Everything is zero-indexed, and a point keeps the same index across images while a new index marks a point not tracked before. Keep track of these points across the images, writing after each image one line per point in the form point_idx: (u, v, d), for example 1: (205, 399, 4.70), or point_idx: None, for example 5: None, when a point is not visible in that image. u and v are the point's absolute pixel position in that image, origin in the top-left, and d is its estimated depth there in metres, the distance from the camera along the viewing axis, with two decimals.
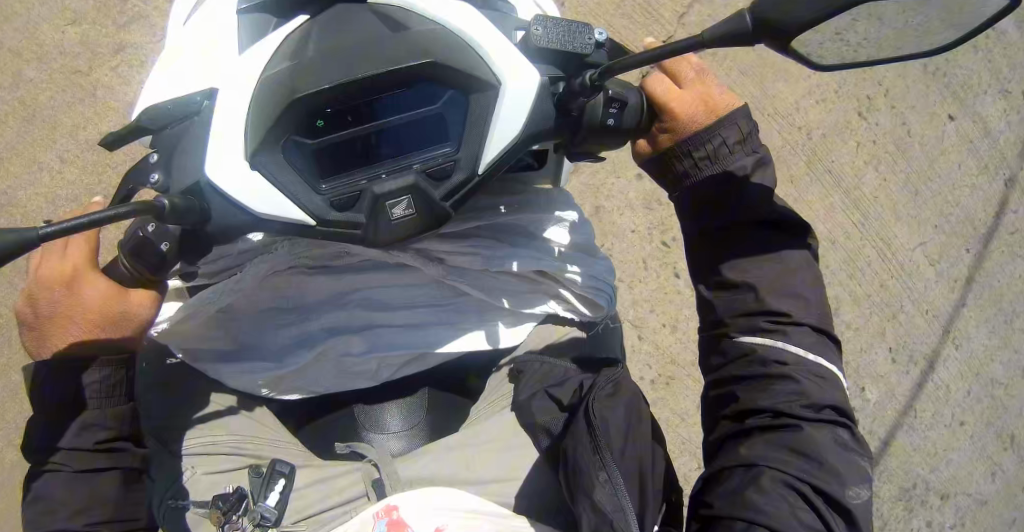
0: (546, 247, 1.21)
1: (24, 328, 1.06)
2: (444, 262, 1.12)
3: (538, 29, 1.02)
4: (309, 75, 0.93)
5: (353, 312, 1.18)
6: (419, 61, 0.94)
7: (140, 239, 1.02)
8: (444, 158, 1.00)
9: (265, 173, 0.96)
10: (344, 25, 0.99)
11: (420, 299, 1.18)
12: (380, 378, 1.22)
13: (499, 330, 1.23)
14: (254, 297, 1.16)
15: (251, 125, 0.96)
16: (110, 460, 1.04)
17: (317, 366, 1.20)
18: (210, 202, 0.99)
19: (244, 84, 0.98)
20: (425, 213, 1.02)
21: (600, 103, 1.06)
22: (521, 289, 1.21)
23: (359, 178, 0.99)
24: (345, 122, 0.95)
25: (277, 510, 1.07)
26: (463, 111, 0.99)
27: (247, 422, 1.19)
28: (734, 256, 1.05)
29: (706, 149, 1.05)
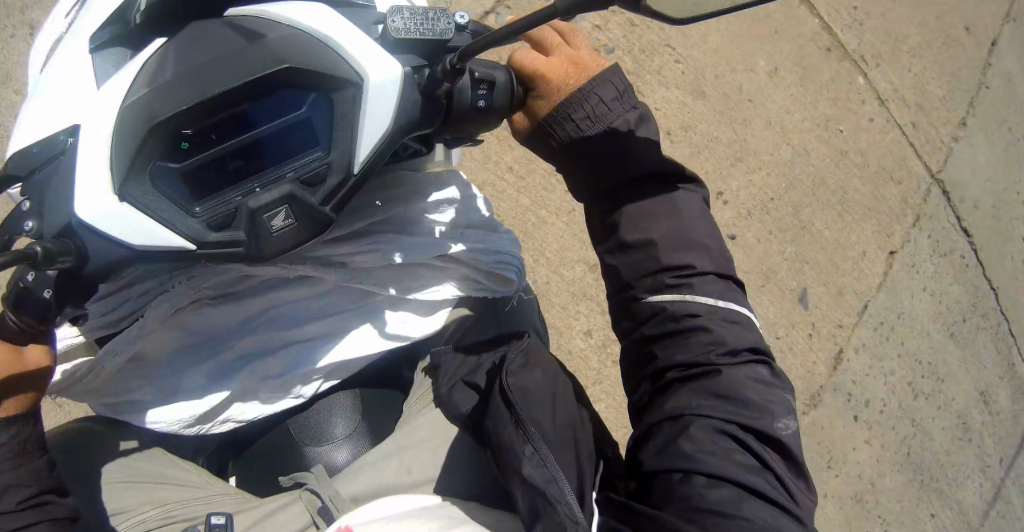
0: (427, 230, 1.17)
1: None
2: (344, 266, 1.12)
3: (395, 21, 0.96)
4: (164, 99, 0.85)
5: (266, 332, 1.17)
6: (270, 71, 0.86)
7: (21, 290, 0.91)
8: (317, 161, 0.92)
9: (134, 204, 0.86)
10: (200, 44, 0.91)
11: (328, 308, 1.18)
12: (302, 396, 1.22)
13: (413, 317, 1.24)
14: (161, 339, 1.11)
15: (111, 152, 0.86)
16: (37, 514, 0.95)
17: (247, 392, 1.20)
18: (87, 245, 0.88)
19: (104, 116, 0.87)
20: (306, 224, 0.94)
21: (468, 85, 1.04)
22: (433, 278, 1.22)
23: (234, 194, 0.91)
24: (209, 142, 0.88)
25: None
26: (329, 112, 0.91)
27: (166, 490, 1.16)
28: (623, 217, 1.16)
29: (586, 111, 1.11)
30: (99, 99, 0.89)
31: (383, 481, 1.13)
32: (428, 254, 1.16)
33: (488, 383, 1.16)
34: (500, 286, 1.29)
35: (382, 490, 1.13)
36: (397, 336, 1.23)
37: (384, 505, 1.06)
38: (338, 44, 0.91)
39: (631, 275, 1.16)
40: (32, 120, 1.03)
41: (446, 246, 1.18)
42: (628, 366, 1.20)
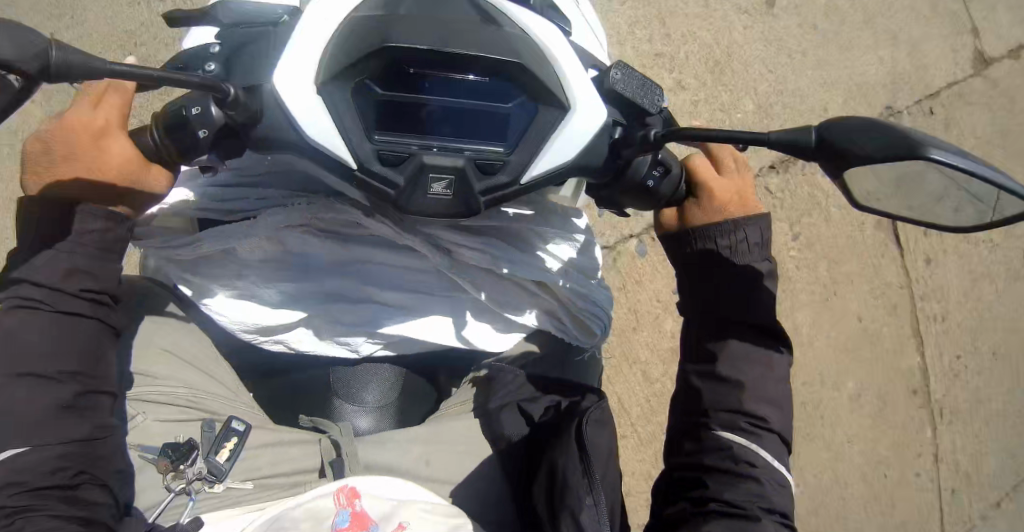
0: (536, 261, 1.19)
1: (29, 150, 0.90)
2: (451, 255, 1.15)
3: (616, 74, 1.00)
4: (403, 28, 0.86)
5: (353, 280, 1.19)
6: (506, 58, 0.88)
7: (180, 116, 0.90)
8: (497, 153, 0.94)
9: (325, 102, 0.87)
10: (441, 3, 0.92)
11: (423, 285, 1.21)
12: (360, 353, 1.25)
13: (491, 331, 1.27)
14: (258, 249, 1.14)
15: (329, 49, 0.87)
16: (92, 309, 0.91)
17: (313, 322, 1.21)
18: (264, 110, 0.89)
19: (331, 17, 0.88)
20: (459, 202, 0.96)
21: (647, 162, 1.07)
22: (523, 301, 1.24)
23: (411, 142, 0.90)
24: (420, 87, 0.88)
25: (227, 466, 1.10)
26: (529, 119, 0.93)
27: (198, 376, 1.18)
28: (724, 352, 1.15)
29: (730, 239, 1.13)
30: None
31: (399, 463, 1.14)
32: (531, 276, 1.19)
33: (562, 417, 1.13)
34: (580, 333, 1.31)
35: (393, 470, 1.13)
36: (472, 344, 1.26)
37: (392, 484, 1.09)
38: (567, 71, 0.94)
39: (711, 405, 1.15)
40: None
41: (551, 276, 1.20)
42: (665, 473, 1.18)
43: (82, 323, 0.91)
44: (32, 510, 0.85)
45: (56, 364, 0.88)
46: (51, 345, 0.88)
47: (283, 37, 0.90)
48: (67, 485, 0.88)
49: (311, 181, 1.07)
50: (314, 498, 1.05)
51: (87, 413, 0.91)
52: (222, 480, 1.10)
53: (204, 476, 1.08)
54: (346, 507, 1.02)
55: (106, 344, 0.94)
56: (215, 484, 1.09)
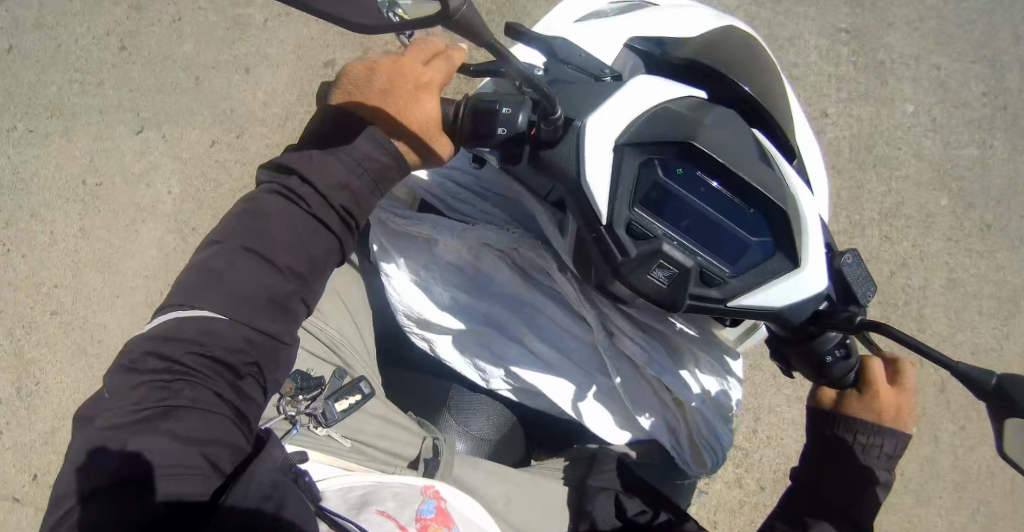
0: (683, 382, 1.24)
1: (364, 71, 1.03)
2: (611, 336, 1.25)
3: (849, 260, 1.08)
4: (704, 135, 0.98)
5: (517, 315, 1.31)
6: (774, 199, 0.98)
7: (490, 111, 1.05)
8: (721, 272, 1.01)
9: (615, 159, 1.00)
10: (736, 128, 1.03)
11: (572, 349, 1.31)
12: (489, 384, 1.34)
13: (607, 423, 1.33)
14: (459, 252, 1.28)
15: (638, 122, 1.00)
16: (337, 227, 0.99)
17: (467, 332, 1.32)
18: (565, 140, 1.04)
19: (648, 97, 1.03)
20: (667, 296, 1.02)
21: (833, 340, 1.11)
22: (649, 408, 1.30)
23: (659, 227, 1.01)
24: (694, 187, 0.99)
25: (338, 416, 1.16)
26: (762, 258, 1.00)
27: (346, 321, 1.30)
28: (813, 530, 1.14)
29: (869, 439, 1.15)
30: (655, 87, 1.05)
31: (483, 490, 1.21)
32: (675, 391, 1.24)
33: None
34: (688, 460, 1.33)
35: (473, 489, 1.20)
36: (585, 421, 1.32)
37: (473, 506, 1.13)
38: (812, 231, 0.99)
39: None
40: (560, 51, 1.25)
41: (690, 398, 1.26)
42: None
43: (324, 234, 0.98)
44: (204, 373, 0.91)
45: (285, 257, 0.96)
46: (287, 239, 0.96)
47: (603, 95, 1.05)
48: (240, 365, 0.93)
49: (531, 220, 1.22)
50: (400, 485, 1.11)
51: (289, 312, 0.97)
52: (327, 425, 1.15)
53: (314, 415, 1.15)
54: (432, 499, 1.07)
55: (330, 261, 1.00)
56: (319, 426, 1.15)
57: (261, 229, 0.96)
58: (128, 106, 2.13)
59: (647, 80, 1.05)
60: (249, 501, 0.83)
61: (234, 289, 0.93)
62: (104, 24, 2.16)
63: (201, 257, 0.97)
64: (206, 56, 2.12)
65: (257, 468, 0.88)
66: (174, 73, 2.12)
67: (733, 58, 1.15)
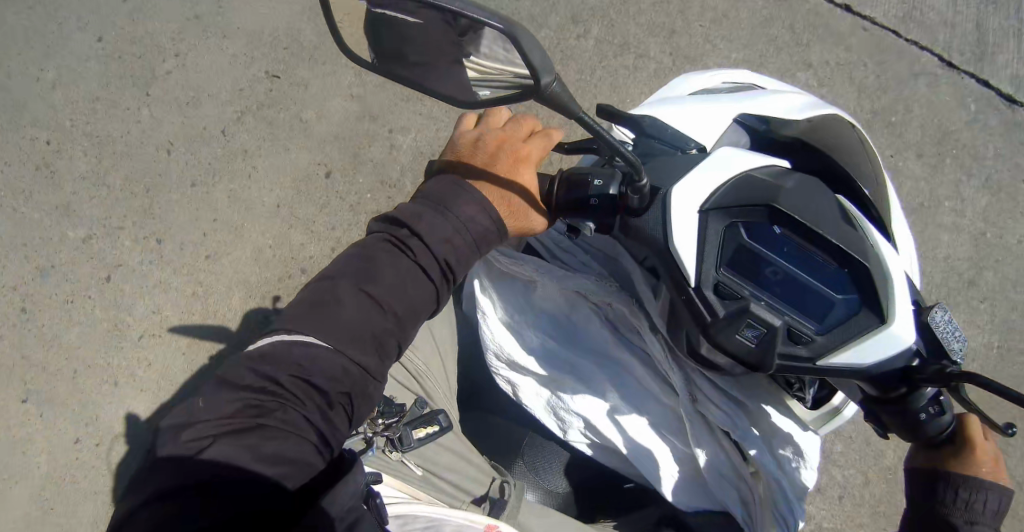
0: (762, 450, 1.22)
1: (465, 145, 1.08)
2: (693, 400, 1.25)
3: (939, 315, 1.08)
4: (789, 197, 1.02)
5: (604, 368, 1.30)
6: (860, 256, 1.00)
7: (581, 182, 1.08)
8: (809, 329, 1.04)
9: (701, 224, 1.03)
10: (819, 193, 1.06)
11: (653, 407, 1.30)
12: (565, 437, 1.33)
13: (677, 486, 1.31)
14: (555, 300, 1.30)
15: (721, 189, 1.04)
16: (437, 280, 0.98)
17: (557, 386, 1.31)
18: (652, 209, 1.06)
19: (732, 166, 1.07)
20: (757, 354, 1.05)
21: (926, 397, 1.11)
22: (724, 472, 1.27)
23: (746, 288, 1.04)
24: (777, 247, 1.02)
25: (414, 444, 1.21)
26: (847, 315, 1.03)
27: (436, 356, 1.38)
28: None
29: (971, 492, 1.11)
30: (736, 159, 1.09)
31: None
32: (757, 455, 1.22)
33: None
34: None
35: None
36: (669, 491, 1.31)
37: None
38: (897, 289, 1.02)
39: None
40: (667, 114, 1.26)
41: (776, 468, 1.22)
42: None
43: (425, 283, 0.98)
44: (294, 395, 0.90)
45: (387, 296, 0.95)
46: (391, 280, 0.96)
47: (686, 160, 1.11)
48: (330, 393, 0.91)
49: (625, 276, 1.22)
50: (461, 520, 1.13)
51: (383, 351, 0.95)
52: (403, 451, 1.21)
53: (393, 440, 1.21)
54: None
55: (423, 311, 0.98)
56: (395, 450, 1.21)
57: (366, 269, 0.96)
58: (19, 373, 2.16)
59: (728, 153, 1.10)
60: (335, 511, 0.85)
61: (333, 321, 0.93)
62: (13, 280, 2.22)
63: (308, 289, 0.97)
64: (87, 349, 2.16)
65: (342, 489, 0.88)
66: (58, 358, 2.16)
67: (841, 151, 1.21)
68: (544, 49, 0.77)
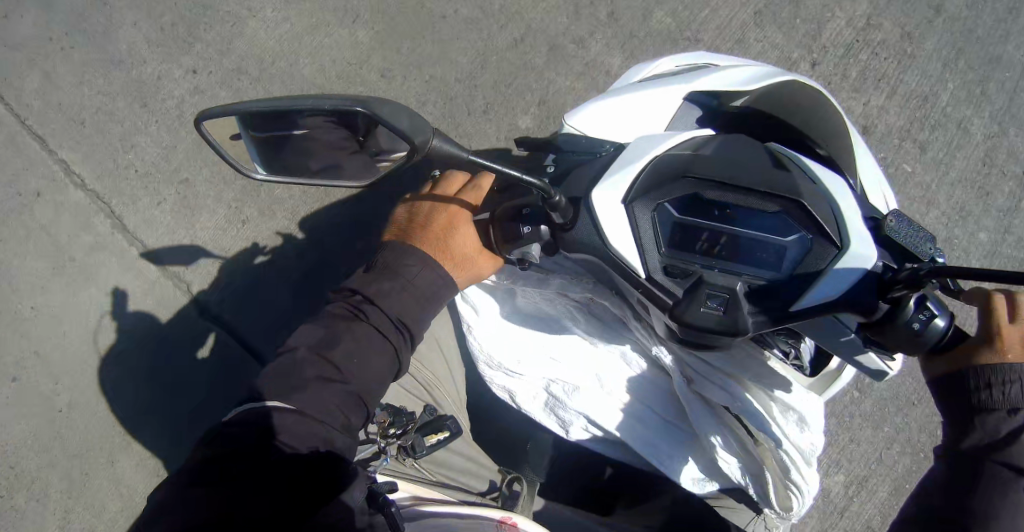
0: (760, 420, 1.21)
1: (409, 212, 1.22)
2: (687, 377, 1.28)
3: (894, 221, 1.03)
4: (704, 165, 1.07)
5: (595, 358, 1.34)
6: (789, 194, 1.04)
7: (513, 217, 1.10)
8: (771, 283, 1.04)
9: (630, 214, 1.06)
10: (743, 151, 1.14)
11: (645, 385, 1.34)
12: (569, 434, 1.39)
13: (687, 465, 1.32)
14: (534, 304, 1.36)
15: (641, 176, 1.07)
16: (387, 341, 1.10)
17: (554, 382, 1.37)
18: (580, 221, 1.07)
19: (647, 152, 1.10)
20: (730, 322, 1.03)
21: (913, 305, 0.99)
22: (729, 445, 1.26)
23: (696, 261, 1.05)
24: (711, 214, 1.05)
25: (426, 448, 1.28)
26: (803, 254, 1.04)
27: (440, 362, 1.44)
28: (994, 483, 1.02)
29: (1005, 379, 1.02)
30: (653, 142, 1.12)
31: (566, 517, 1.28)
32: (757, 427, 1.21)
33: None
34: (780, 510, 1.24)
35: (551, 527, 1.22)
36: (673, 475, 1.32)
37: None
38: (846, 215, 1.05)
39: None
40: (618, 104, 1.24)
41: (777, 439, 1.19)
42: None
43: (378, 338, 1.09)
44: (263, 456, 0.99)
45: (344, 356, 1.07)
46: (346, 344, 1.08)
47: (610, 160, 1.12)
48: (302, 449, 1.02)
49: (597, 269, 1.20)
50: (476, 515, 1.19)
51: (355, 403, 1.08)
52: (414, 456, 1.28)
53: (406, 447, 1.28)
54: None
55: (385, 378, 1.10)
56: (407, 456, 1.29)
57: (324, 335, 1.09)
58: None
59: (652, 138, 1.14)
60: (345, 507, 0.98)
61: (299, 386, 1.05)
62: None
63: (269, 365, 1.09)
64: None
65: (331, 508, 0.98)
66: None
67: (791, 114, 1.25)
68: (414, 111, 0.84)
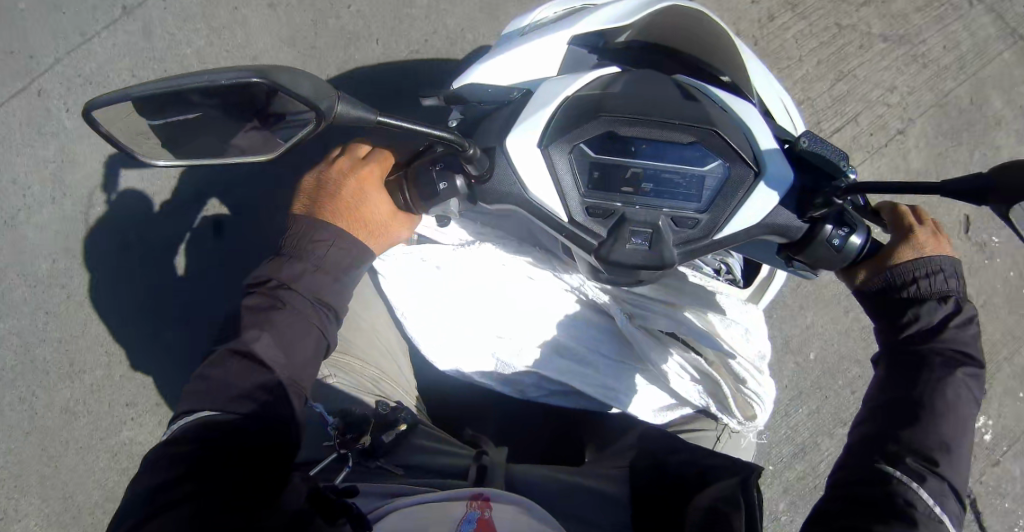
0: (708, 335, 1.22)
1: (311, 189, 1.15)
2: (627, 313, 1.28)
3: (805, 140, 1.04)
4: (611, 102, 1.03)
5: (537, 313, 1.33)
6: (702, 121, 1.03)
7: (420, 173, 1.07)
8: (692, 211, 1.03)
9: (546, 158, 1.03)
10: (654, 83, 1.09)
11: (584, 331, 1.33)
12: (526, 395, 1.36)
13: (646, 402, 1.31)
14: (464, 275, 1.33)
15: (551, 122, 1.04)
16: (308, 318, 1.04)
17: (496, 351, 1.34)
18: (499, 168, 1.05)
19: (554, 96, 1.06)
20: (655, 257, 1.05)
21: (828, 226, 1.08)
22: (677, 375, 1.27)
23: (616, 199, 1.03)
24: (628, 151, 1.01)
25: (390, 442, 1.24)
26: (722, 182, 1.03)
27: (382, 355, 1.38)
28: (936, 369, 1.08)
29: (929, 271, 1.11)
30: (562, 85, 1.09)
31: (542, 470, 1.22)
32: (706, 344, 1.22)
33: (743, 466, 1.10)
34: (743, 420, 1.25)
35: (532, 493, 1.16)
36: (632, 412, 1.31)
37: (528, 509, 1.10)
38: (757, 138, 1.06)
39: (895, 429, 1.06)
40: (505, 62, 1.21)
41: (727, 352, 1.22)
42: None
43: (306, 329, 1.04)
44: (208, 485, 0.91)
45: (268, 352, 1.01)
46: (272, 336, 1.01)
47: (519, 108, 1.08)
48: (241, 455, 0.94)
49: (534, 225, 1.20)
50: (445, 498, 1.11)
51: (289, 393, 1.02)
52: (384, 456, 1.23)
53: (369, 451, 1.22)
54: (473, 511, 1.08)
55: (315, 357, 1.05)
56: (377, 458, 1.23)
57: (248, 335, 1.01)
58: None
59: (554, 82, 1.10)
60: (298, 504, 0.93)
61: (239, 396, 0.99)
62: None
63: (196, 379, 1.00)
64: None
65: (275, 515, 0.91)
66: None
67: (683, 45, 1.23)
68: (315, 75, 0.79)
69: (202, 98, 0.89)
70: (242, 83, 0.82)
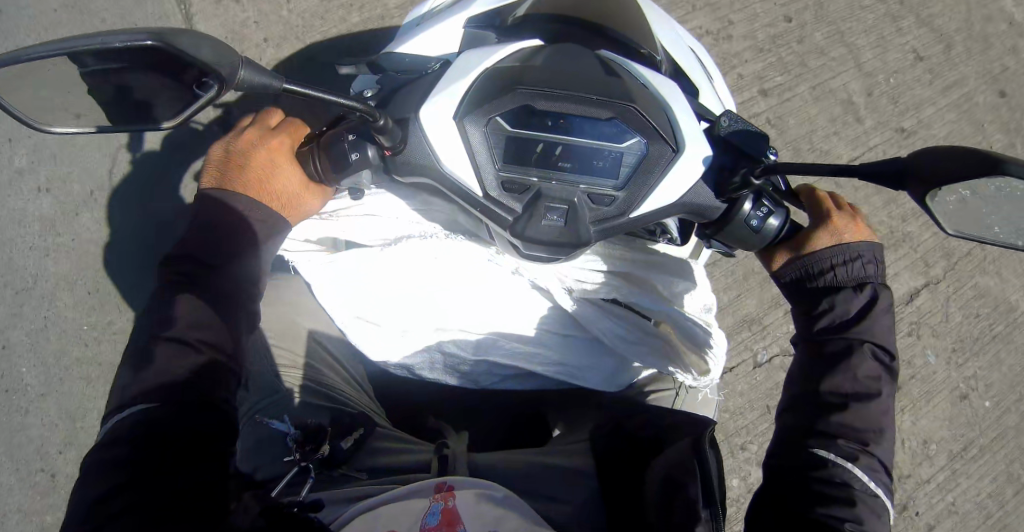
0: (653, 293, 1.25)
1: (220, 160, 1.12)
2: (568, 287, 1.26)
3: (725, 121, 1.07)
4: (526, 75, 1.01)
5: (476, 301, 1.30)
6: (623, 97, 1.01)
7: (334, 142, 1.06)
8: (609, 188, 1.03)
9: (461, 128, 1.01)
10: (574, 55, 1.06)
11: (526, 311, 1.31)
12: (481, 385, 1.31)
13: (601, 374, 1.29)
14: (398, 267, 1.29)
15: (468, 92, 1.02)
16: (235, 309, 1.01)
17: (440, 341, 1.30)
18: (413, 138, 1.04)
19: (468, 68, 1.03)
20: (571, 234, 1.05)
21: (746, 209, 1.10)
22: (626, 341, 1.26)
23: (533, 173, 1.02)
24: (544, 126, 1.00)
25: (349, 449, 1.16)
26: (639, 158, 1.03)
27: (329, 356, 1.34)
28: (854, 358, 1.07)
29: (846, 258, 1.11)
30: (478, 57, 1.05)
31: (503, 455, 1.18)
32: (646, 302, 1.25)
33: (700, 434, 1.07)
34: (698, 376, 1.25)
35: (500, 476, 1.12)
36: (587, 382, 1.29)
37: (495, 491, 1.06)
38: (679, 115, 1.05)
39: (820, 423, 1.05)
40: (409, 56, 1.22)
41: (670, 308, 1.25)
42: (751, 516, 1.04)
43: (235, 306, 1.01)
44: (142, 491, 0.88)
45: (193, 333, 0.97)
46: (199, 313, 0.98)
47: (432, 82, 1.06)
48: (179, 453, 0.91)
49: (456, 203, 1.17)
50: (413, 489, 1.05)
51: (217, 375, 0.97)
52: (346, 464, 1.16)
53: (331, 458, 1.15)
54: (438, 503, 1.03)
55: (244, 332, 1.02)
56: (341, 466, 1.16)
57: (176, 310, 0.97)
58: None
59: (468, 56, 1.06)
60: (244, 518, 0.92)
61: (166, 379, 0.94)
62: None
63: (127, 373, 0.95)
64: None
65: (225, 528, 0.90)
66: None
67: (600, 8, 1.20)
68: (218, 41, 0.78)
69: (95, 64, 0.85)
70: (138, 48, 0.78)
